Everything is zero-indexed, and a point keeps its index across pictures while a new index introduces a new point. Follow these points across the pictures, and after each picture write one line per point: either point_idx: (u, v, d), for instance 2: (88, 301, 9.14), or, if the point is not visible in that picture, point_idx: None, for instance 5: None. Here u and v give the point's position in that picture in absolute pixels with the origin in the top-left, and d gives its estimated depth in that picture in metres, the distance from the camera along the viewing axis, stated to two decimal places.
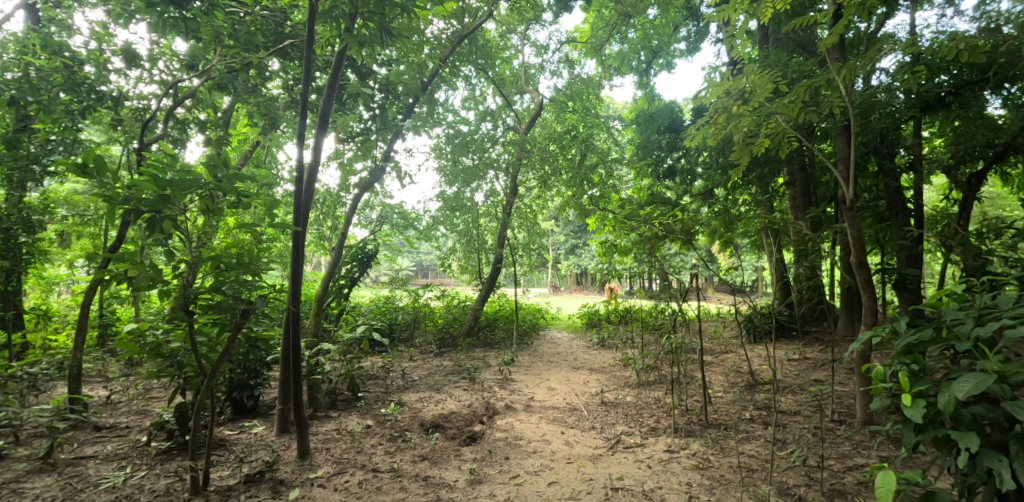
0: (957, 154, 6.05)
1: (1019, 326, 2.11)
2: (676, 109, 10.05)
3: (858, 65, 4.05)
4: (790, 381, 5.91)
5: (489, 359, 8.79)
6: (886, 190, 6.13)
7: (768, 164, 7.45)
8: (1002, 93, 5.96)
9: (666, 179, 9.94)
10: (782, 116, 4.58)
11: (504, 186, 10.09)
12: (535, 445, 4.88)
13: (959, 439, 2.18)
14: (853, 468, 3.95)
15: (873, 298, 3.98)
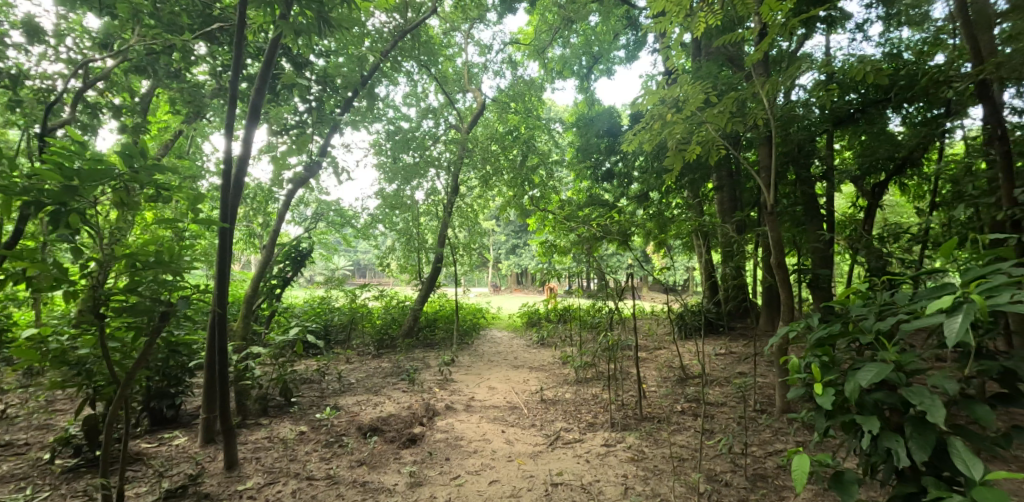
0: (864, 166, 6.59)
1: (913, 320, 2.32)
2: (614, 114, 10.39)
3: (779, 81, 4.35)
4: (717, 374, 6.25)
5: (429, 360, 8.79)
6: (802, 197, 6.58)
7: (698, 170, 7.83)
8: (900, 112, 6.57)
9: (603, 182, 10.29)
10: (712, 125, 4.84)
11: (444, 185, 10.06)
12: (475, 445, 4.96)
13: (863, 422, 2.37)
14: (773, 453, 4.26)
15: (790, 295, 4.27)
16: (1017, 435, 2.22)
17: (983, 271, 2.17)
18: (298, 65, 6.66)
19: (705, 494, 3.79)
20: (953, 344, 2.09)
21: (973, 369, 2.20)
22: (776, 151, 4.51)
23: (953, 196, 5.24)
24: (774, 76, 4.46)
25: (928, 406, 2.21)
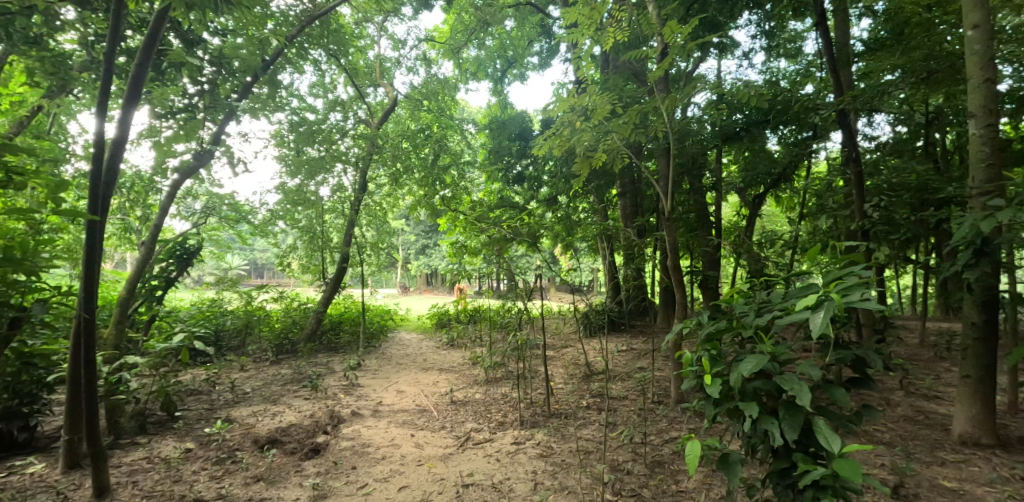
0: (748, 180, 7.27)
1: (785, 316, 2.63)
2: (525, 119, 10.67)
3: (678, 97, 4.71)
4: (619, 370, 6.63)
5: (333, 364, 8.60)
6: (694, 205, 7.29)
7: (604, 176, 8.24)
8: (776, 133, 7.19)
9: (514, 184, 10.55)
10: (617, 134, 5.12)
11: (352, 181, 9.66)
12: (383, 451, 4.97)
13: (745, 408, 2.59)
14: (669, 440, 4.61)
15: (684, 295, 4.60)
16: (868, 414, 2.50)
17: (840, 273, 2.51)
18: (188, 42, 6.26)
19: (607, 484, 4.03)
20: (816, 335, 2.39)
21: (832, 357, 2.49)
22: (674, 162, 4.84)
23: (817, 208, 5.86)
24: (673, 92, 4.80)
25: (797, 391, 2.46)
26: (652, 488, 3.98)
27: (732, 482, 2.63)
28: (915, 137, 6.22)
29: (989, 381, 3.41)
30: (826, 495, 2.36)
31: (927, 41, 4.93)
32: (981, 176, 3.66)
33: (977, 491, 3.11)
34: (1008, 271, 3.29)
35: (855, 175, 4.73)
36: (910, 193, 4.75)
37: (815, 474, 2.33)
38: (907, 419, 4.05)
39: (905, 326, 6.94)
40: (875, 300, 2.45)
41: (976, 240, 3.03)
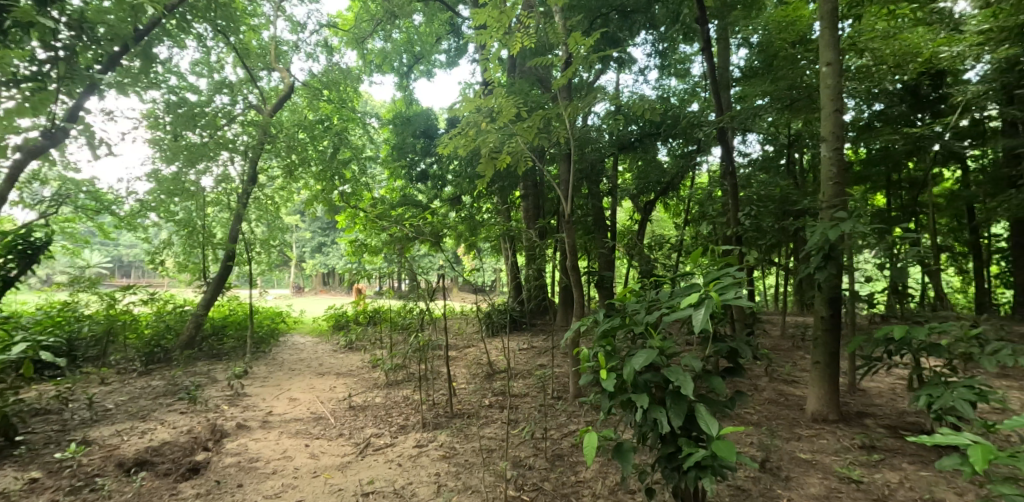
0: (640, 186, 7.86)
1: (671, 312, 2.89)
2: (431, 116, 10.65)
3: (579, 107, 4.96)
4: (520, 367, 6.86)
5: (216, 373, 8.12)
6: (591, 210, 7.65)
7: (508, 178, 8.46)
8: (666, 145, 7.63)
9: (417, 183, 10.51)
10: (521, 137, 5.27)
11: (239, 171, 8.88)
12: (275, 466, 4.80)
13: (637, 399, 2.80)
14: (569, 433, 4.83)
15: (581, 294, 4.81)
16: (740, 398, 2.80)
17: (717, 274, 2.82)
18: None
19: (510, 480, 4.15)
20: (698, 329, 2.67)
21: (711, 350, 2.78)
22: (576, 167, 5.01)
23: (699, 215, 6.43)
24: (575, 101, 5.03)
25: (682, 381, 2.71)
26: (552, 480, 4.15)
27: (626, 469, 2.82)
28: (779, 155, 7.30)
29: (836, 365, 3.89)
30: (706, 474, 2.63)
31: (790, 72, 5.55)
32: (830, 193, 4.01)
33: (826, 459, 3.53)
34: (849, 271, 3.80)
35: (732, 187, 5.16)
36: (775, 205, 5.32)
37: (698, 455, 2.59)
38: (772, 401, 4.51)
39: (772, 320, 7.70)
40: (746, 298, 2.78)
41: (824, 246, 3.46)
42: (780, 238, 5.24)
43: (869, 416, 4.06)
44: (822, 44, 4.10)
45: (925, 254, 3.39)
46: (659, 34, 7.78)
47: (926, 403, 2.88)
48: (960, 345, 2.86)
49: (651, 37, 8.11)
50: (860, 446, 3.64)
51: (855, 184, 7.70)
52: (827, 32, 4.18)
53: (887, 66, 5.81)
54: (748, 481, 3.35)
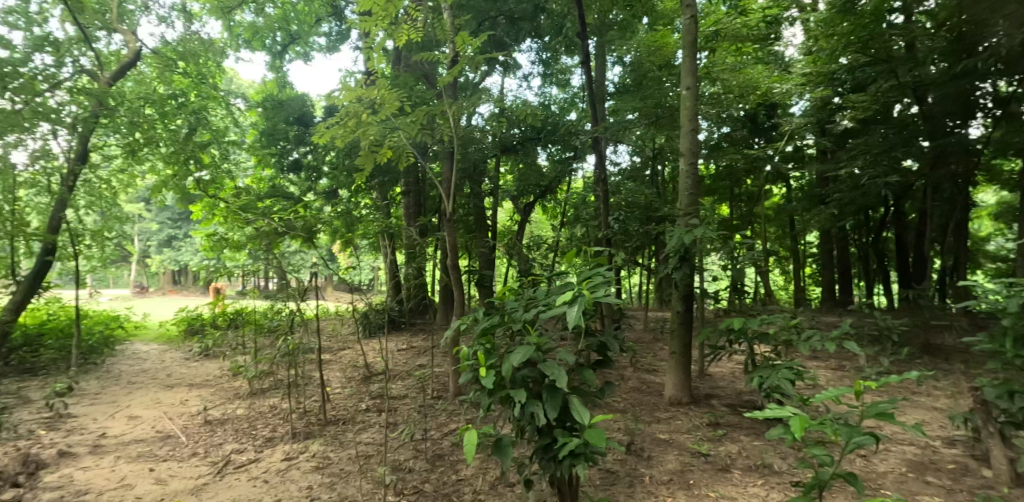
0: (520, 188, 8.11)
1: (547, 310, 3.05)
2: (307, 103, 9.99)
3: (464, 105, 4.94)
4: (399, 369, 6.77)
5: (28, 392, 7.02)
6: (473, 209, 7.95)
7: (389, 173, 8.33)
8: (546, 149, 8.17)
9: (289, 173, 10.01)
10: (404, 132, 5.07)
11: (65, 147, 7.65)
12: (111, 496, 4.29)
13: (516, 395, 2.92)
14: (449, 433, 4.83)
15: (463, 292, 4.90)
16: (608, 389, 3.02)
17: (590, 274, 3.04)
18: None
19: (389, 485, 4.06)
20: (573, 325, 2.85)
21: (584, 344, 3.00)
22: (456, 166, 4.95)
23: (575, 219, 7.22)
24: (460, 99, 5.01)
25: (557, 375, 2.87)
26: (433, 481, 4.14)
27: (505, 464, 2.92)
28: (644, 167, 8.22)
29: (688, 354, 4.28)
30: (580, 461, 2.84)
31: (658, 92, 6.51)
32: (685, 201, 4.24)
33: (680, 438, 3.82)
34: (700, 272, 4.19)
35: (602, 193, 5.46)
36: (639, 210, 5.73)
37: (573, 444, 2.77)
38: (636, 389, 4.84)
39: (635, 316, 8.28)
40: (615, 296, 3.04)
41: (681, 249, 3.86)
42: (645, 242, 5.62)
43: (714, 398, 4.51)
44: (681, 70, 4.35)
45: (760, 257, 3.90)
46: (543, 43, 8.35)
47: (758, 384, 3.26)
48: (784, 333, 3.28)
49: (537, 46, 8.52)
50: (707, 424, 3.98)
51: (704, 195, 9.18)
52: (687, 59, 4.40)
53: (734, 95, 6.81)
54: (616, 464, 3.53)
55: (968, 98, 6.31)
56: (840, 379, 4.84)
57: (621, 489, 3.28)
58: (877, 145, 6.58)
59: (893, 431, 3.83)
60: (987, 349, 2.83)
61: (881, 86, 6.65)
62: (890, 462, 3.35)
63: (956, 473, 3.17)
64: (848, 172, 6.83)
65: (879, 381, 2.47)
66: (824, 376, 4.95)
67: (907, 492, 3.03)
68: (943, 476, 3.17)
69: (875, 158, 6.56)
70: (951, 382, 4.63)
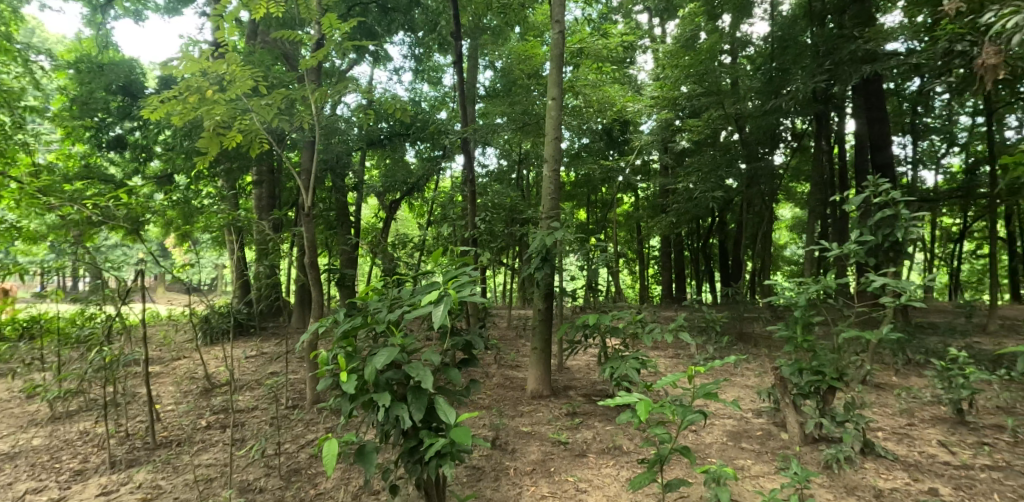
0: (386, 184, 8.22)
1: (412, 310, 2.98)
2: (136, 70, 8.25)
3: (328, 92, 4.33)
4: (249, 379, 5.72)
5: None
6: (334, 203, 7.84)
7: (238, 159, 7.14)
8: (414, 147, 8.45)
9: (110, 151, 8.27)
10: (256, 115, 4.31)
11: None
12: None
13: (379, 398, 2.83)
14: (306, 445, 4.23)
15: (321, 293, 4.23)
16: (473, 386, 3.03)
17: (456, 273, 3.05)
18: None
19: None
20: (438, 325, 2.83)
21: (449, 343, 3.02)
22: (317, 156, 4.31)
23: (441, 218, 7.01)
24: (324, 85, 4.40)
25: (422, 376, 2.83)
26: (290, 499, 3.63)
27: (369, 470, 2.84)
28: (512, 170, 8.81)
29: (549, 350, 4.37)
30: (446, 460, 2.85)
31: (524, 100, 6.47)
32: (547, 205, 4.33)
33: (542, 429, 3.94)
34: (559, 272, 4.35)
35: (471, 194, 5.51)
36: (505, 212, 5.93)
37: (438, 446, 2.75)
38: (499, 385, 4.85)
39: (500, 314, 8.43)
40: (480, 295, 3.08)
41: (543, 251, 4.04)
42: (510, 243, 5.92)
43: (571, 389, 4.63)
44: (549, 80, 4.45)
45: (610, 259, 4.25)
46: (417, 39, 8.12)
47: (609, 374, 3.62)
48: (631, 326, 3.68)
49: (409, 40, 8.37)
50: (568, 414, 4.15)
51: (564, 200, 11.07)
52: (554, 70, 4.55)
53: (592, 110, 6.91)
54: (481, 459, 3.61)
55: (775, 131, 7.45)
56: (676, 366, 5.24)
57: (487, 484, 3.38)
58: (706, 166, 7.66)
59: (716, 407, 4.25)
60: (785, 334, 3.39)
61: (713, 114, 7.81)
62: (714, 434, 3.73)
63: (763, 438, 3.60)
64: (684, 187, 7.84)
65: (708, 366, 2.84)
66: (663, 365, 5.30)
67: (728, 458, 3.39)
68: (754, 441, 3.59)
69: (704, 177, 7.60)
70: (760, 365, 5.23)
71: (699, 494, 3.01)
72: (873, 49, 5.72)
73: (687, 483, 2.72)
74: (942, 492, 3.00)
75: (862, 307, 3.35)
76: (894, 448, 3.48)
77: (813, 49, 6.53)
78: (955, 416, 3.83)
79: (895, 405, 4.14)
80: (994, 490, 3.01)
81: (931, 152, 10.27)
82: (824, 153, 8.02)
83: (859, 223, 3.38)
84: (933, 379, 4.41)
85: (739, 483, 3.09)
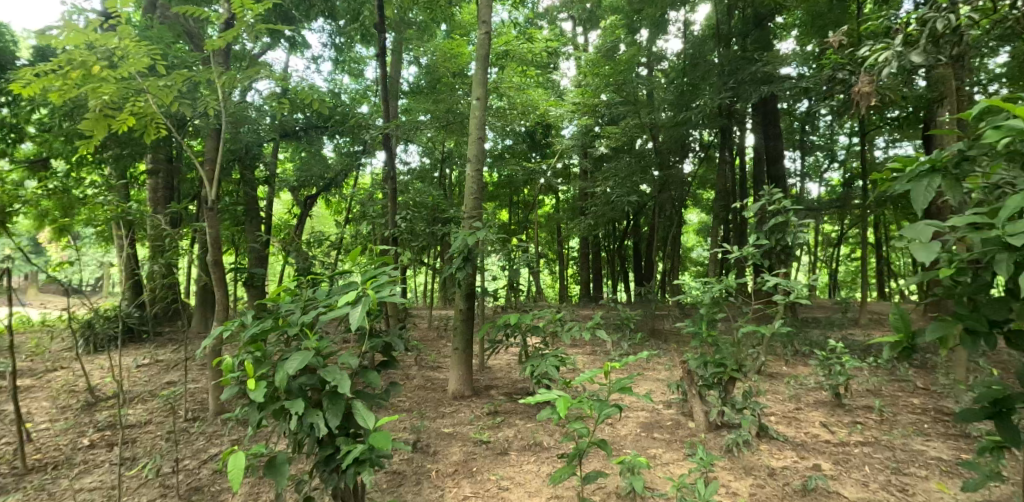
0: (299, 178, 8.64)
1: (328, 311, 2.83)
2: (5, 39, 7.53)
3: (238, 76, 4.03)
4: (138, 390, 5.23)
5: None
6: (243, 197, 7.71)
7: (129, 146, 6.44)
8: (333, 142, 8.86)
9: None
10: (152, 97, 3.86)
11: None
12: None
13: (291, 405, 2.66)
14: (208, 460, 3.90)
15: (227, 294, 3.92)
16: (393, 389, 2.94)
17: (375, 273, 2.91)
18: None
19: None
20: (356, 326, 2.67)
21: (368, 345, 2.89)
22: (225, 145, 3.93)
23: (359, 217, 7.08)
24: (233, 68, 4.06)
25: (339, 380, 2.68)
26: None
27: (280, 483, 2.66)
28: (434, 168, 9.26)
29: (470, 350, 4.60)
30: (365, 467, 2.71)
31: (448, 98, 6.34)
32: (470, 205, 4.48)
33: (464, 430, 4.08)
34: (481, 271, 4.44)
35: (392, 192, 5.54)
36: (427, 212, 6.09)
37: (355, 452, 2.62)
38: (420, 387, 5.03)
39: (421, 316, 8.52)
40: (400, 295, 2.97)
41: (465, 250, 4.10)
42: (431, 242, 5.94)
43: (493, 389, 4.89)
44: (474, 80, 4.57)
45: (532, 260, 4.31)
46: (337, 28, 7.85)
47: (530, 371, 3.72)
48: (551, 325, 3.80)
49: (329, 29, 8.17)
50: (488, 413, 4.35)
51: (487, 200, 12.02)
52: (479, 70, 4.65)
53: (517, 112, 6.93)
54: (402, 464, 3.64)
55: (684, 140, 8.23)
56: (592, 362, 5.79)
57: (408, 488, 3.38)
58: (624, 171, 8.26)
59: (631, 401, 4.63)
60: (692, 330, 3.75)
61: (629, 122, 8.16)
62: (628, 426, 4.03)
63: (671, 428, 3.95)
64: (602, 191, 8.34)
65: (622, 362, 2.91)
66: (580, 361, 5.85)
67: (641, 448, 3.66)
68: (664, 431, 3.91)
69: (621, 182, 8.10)
70: (669, 359, 5.77)
71: (615, 483, 3.24)
72: (771, 71, 6.64)
73: (604, 474, 2.81)
74: (824, 467, 3.39)
75: (758, 303, 3.81)
76: (785, 431, 3.91)
77: (719, 67, 7.37)
78: (834, 400, 4.37)
79: (785, 391, 4.73)
80: (865, 462, 3.45)
81: (815, 166, 11.74)
82: (725, 163, 8.90)
83: (756, 228, 3.83)
84: (814, 368, 5.08)
85: (652, 470, 3.33)
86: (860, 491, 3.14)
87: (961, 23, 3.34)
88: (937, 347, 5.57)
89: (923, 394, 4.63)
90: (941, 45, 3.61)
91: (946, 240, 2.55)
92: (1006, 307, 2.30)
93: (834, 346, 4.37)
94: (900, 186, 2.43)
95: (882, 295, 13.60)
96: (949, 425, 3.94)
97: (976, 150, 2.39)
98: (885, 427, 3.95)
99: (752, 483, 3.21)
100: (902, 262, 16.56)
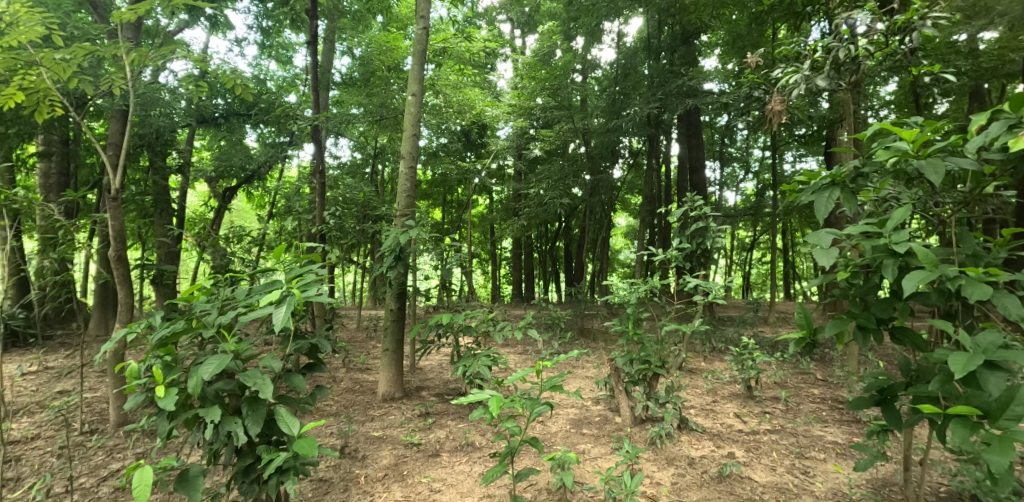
0: (218, 167, 8.49)
1: (248, 311, 2.63)
2: None
3: (149, 55, 3.82)
4: (23, 401, 4.66)
5: None
6: (152, 185, 7.09)
7: (15, 124, 5.46)
8: (256, 131, 8.69)
9: None
10: (46, 72, 3.52)
11: None
12: None
13: (206, 413, 2.45)
14: (108, 477, 3.55)
15: (131, 293, 3.72)
16: (319, 393, 2.83)
17: (302, 271, 2.70)
18: None
19: None
20: (278, 327, 2.50)
21: (292, 347, 2.73)
22: (129, 129, 3.72)
23: (286, 209, 6.99)
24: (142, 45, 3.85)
25: (261, 385, 2.48)
26: None
27: (193, 498, 2.46)
28: (365, 162, 9.16)
29: (400, 351, 4.55)
30: (288, 476, 2.55)
31: (382, 91, 6.24)
32: (403, 203, 4.50)
33: (393, 432, 4.03)
34: (413, 270, 4.46)
35: (321, 185, 5.34)
36: (356, 208, 6.01)
37: (278, 462, 2.45)
38: (348, 390, 4.93)
39: (349, 319, 8.33)
40: (327, 293, 2.79)
41: (396, 249, 4.08)
42: (360, 239, 5.86)
43: (424, 389, 4.88)
44: (410, 76, 4.66)
45: (463, 259, 4.33)
46: (263, 10, 7.43)
47: (463, 371, 3.89)
48: (483, 325, 3.96)
49: (255, 10, 7.71)
50: (419, 415, 4.32)
51: (421, 198, 12.18)
52: (416, 66, 4.76)
53: (453, 110, 6.76)
54: (329, 470, 3.54)
55: (613, 147, 8.74)
56: (524, 361, 5.94)
57: (335, 495, 3.30)
58: (556, 174, 8.43)
59: (562, 399, 4.80)
60: (621, 328, 3.99)
61: (563, 126, 8.69)
62: (559, 423, 4.20)
63: (599, 424, 4.12)
64: (536, 192, 8.54)
65: (554, 361, 2.87)
66: (513, 360, 5.99)
67: (571, 444, 3.81)
68: (593, 427, 4.09)
69: (554, 184, 8.29)
70: (597, 357, 6.03)
71: (545, 479, 3.34)
72: (695, 85, 7.13)
73: (535, 470, 2.83)
74: (736, 454, 3.68)
75: (678, 303, 4.12)
76: (703, 422, 4.21)
77: (650, 79, 7.84)
78: (745, 392, 4.74)
79: (702, 385, 5.10)
80: (773, 448, 3.78)
81: (732, 176, 12.73)
82: (653, 169, 9.31)
83: (679, 232, 4.15)
84: (730, 363, 5.50)
85: (581, 465, 3.49)
86: (769, 474, 3.44)
87: (857, 53, 3.82)
88: (833, 342, 6.18)
89: (822, 384, 5.13)
90: (841, 72, 4.20)
91: (843, 246, 2.81)
92: (891, 306, 2.54)
93: (747, 342, 4.75)
94: (805, 197, 2.67)
95: (786, 295, 14.72)
96: (843, 411, 4.40)
97: (867, 168, 2.67)
98: (790, 415, 4.36)
99: (673, 473, 3.44)
100: (803, 264, 18.06)
